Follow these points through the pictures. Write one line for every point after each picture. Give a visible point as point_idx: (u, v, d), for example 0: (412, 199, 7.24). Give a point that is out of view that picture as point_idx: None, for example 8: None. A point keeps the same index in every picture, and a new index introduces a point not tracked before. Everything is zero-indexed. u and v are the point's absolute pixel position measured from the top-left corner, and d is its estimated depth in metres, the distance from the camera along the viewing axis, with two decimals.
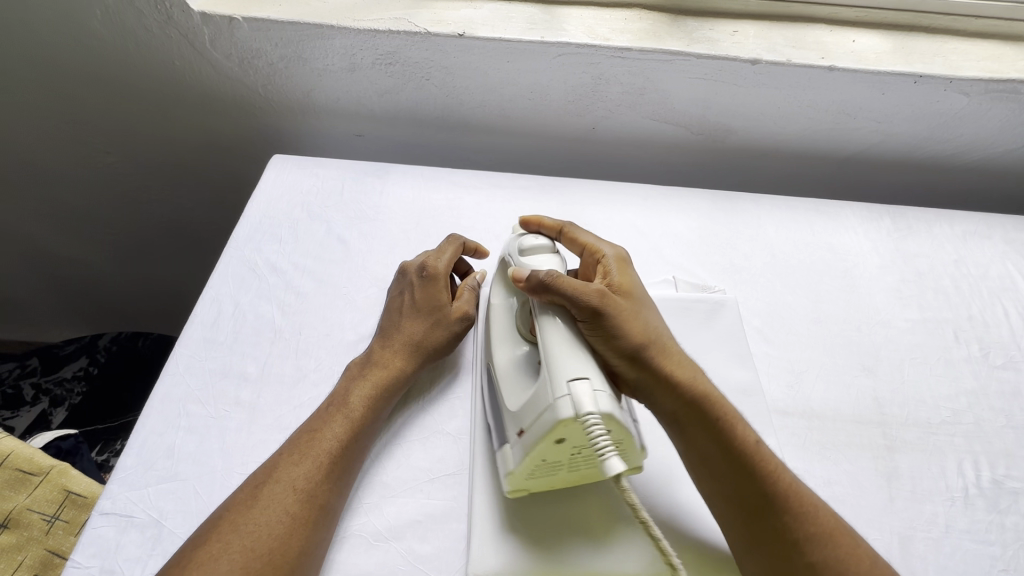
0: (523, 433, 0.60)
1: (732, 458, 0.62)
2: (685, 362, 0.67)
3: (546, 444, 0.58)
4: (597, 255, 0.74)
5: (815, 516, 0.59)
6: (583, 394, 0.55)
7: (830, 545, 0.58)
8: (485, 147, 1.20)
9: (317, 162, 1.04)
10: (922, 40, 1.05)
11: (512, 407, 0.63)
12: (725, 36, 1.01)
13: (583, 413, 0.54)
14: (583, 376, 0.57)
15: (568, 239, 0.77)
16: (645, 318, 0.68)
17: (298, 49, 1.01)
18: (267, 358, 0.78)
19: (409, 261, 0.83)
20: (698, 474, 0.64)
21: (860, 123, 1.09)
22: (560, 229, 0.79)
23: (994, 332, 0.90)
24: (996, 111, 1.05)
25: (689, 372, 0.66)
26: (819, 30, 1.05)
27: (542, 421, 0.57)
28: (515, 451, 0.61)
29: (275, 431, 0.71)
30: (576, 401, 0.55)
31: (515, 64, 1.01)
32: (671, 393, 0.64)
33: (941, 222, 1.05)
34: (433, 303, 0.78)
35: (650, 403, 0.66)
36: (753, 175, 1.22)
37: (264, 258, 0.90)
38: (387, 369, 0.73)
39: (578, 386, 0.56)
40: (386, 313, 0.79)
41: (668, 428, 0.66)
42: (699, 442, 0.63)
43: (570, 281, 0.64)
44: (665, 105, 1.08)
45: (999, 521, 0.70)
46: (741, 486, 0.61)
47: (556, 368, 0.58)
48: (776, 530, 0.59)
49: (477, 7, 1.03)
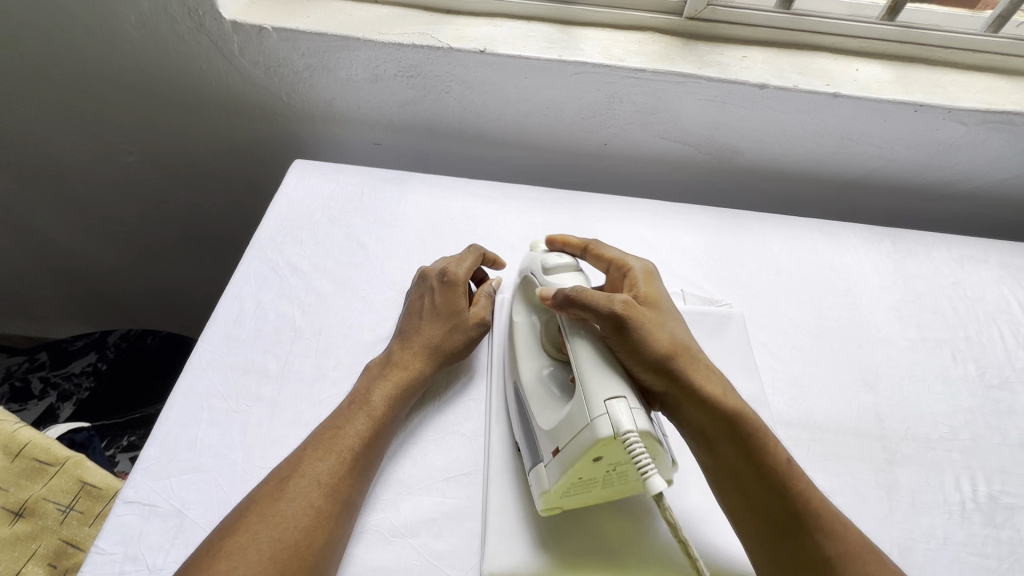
0: (558, 452, 0.62)
1: (761, 474, 0.64)
2: (712, 376, 0.69)
3: (583, 463, 0.59)
4: (625, 269, 0.79)
5: (844, 535, 0.61)
6: (620, 413, 0.57)
7: (857, 562, 0.59)
8: (501, 159, 1.24)
9: (336, 171, 1.07)
10: (922, 72, 1.10)
11: (546, 427, 0.65)
12: (734, 61, 1.06)
13: (623, 432, 0.56)
14: (620, 396, 0.59)
15: (595, 254, 0.83)
16: (675, 332, 0.70)
17: (325, 60, 1.05)
18: (286, 357, 0.80)
19: (427, 267, 0.86)
20: (724, 486, 0.66)
21: (862, 148, 1.13)
22: (585, 246, 0.83)
23: (987, 353, 0.93)
24: (992, 141, 1.10)
25: (718, 386, 0.68)
26: (825, 59, 1.10)
27: (580, 440, 0.59)
28: (551, 471, 0.63)
29: (294, 426, 0.73)
30: (614, 419, 0.57)
31: (533, 81, 1.05)
32: (700, 409, 0.67)
33: (939, 246, 1.09)
34: (449, 309, 0.81)
35: (678, 417, 0.69)
36: (760, 194, 1.26)
37: (286, 261, 0.92)
38: (409, 370, 0.75)
39: (615, 405, 0.58)
40: (407, 316, 0.81)
41: (693, 440, 0.68)
42: (725, 457, 0.66)
43: (597, 295, 0.67)
44: (675, 124, 1.12)
45: (996, 535, 0.73)
46: (765, 500, 0.63)
47: (592, 389, 0.60)
48: (803, 545, 0.61)
49: (498, 26, 1.07)
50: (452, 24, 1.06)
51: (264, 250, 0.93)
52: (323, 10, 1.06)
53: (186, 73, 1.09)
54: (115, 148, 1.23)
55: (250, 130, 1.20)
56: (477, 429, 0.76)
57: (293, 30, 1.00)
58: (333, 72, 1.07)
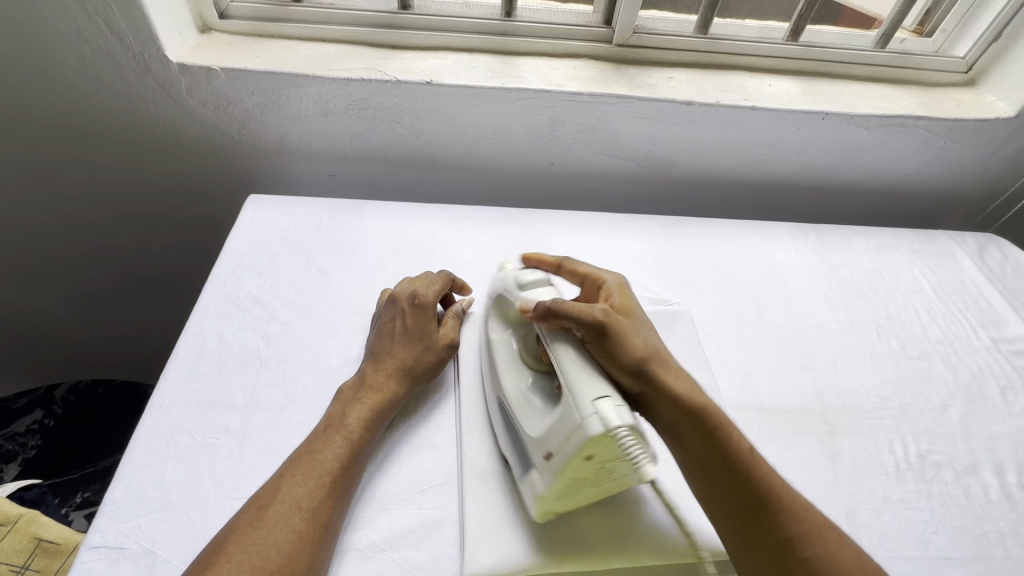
0: (550, 456, 0.64)
1: (729, 464, 0.68)
2: (681, 376, 0.74)
3: (575, 462, 0.61)
4: (600, 283, 0.83)
5: (803, 515, 0.66)
6: (608, 410, 0.60)
7: (817, 542, 0.64)
8: (453, 184, 1.28)
9: (293, 203, 1.09)
10: (826, 84, 1.23)
11: (535, 434, 0.67)
12: (661, 82, 1.16)
13: (613, 428, 0.59)
14: (605, 394, 0.62)
15: (568, 271, 0.85)
16: (648, 338, 0.75)
17: (275, 97, 1.08)
18: (253, 387, 0.80)
19: (396, 290, 0.89)
20: (696, 480, 0.70)
21: (782, 155, 1.25)
22: (558, 263, 0.87)
23: (906, 329, 1.04)
24: (890, 142, 1.24)
25: (685, 383, 0.73)
26: (741, 76, 1.21)
27: (572, 442, 0.61)
28: (545, 475, 0.65)
29: (265, 454, 0.73)
30: (604, 418, 0.59)
31: (479, 107, 1.12)
32: (671, 406, 0.71)
33: (857, 237, 1.20)
34: (422, 331, 0.84)
35: (651, 415, 0.73)
36: (697, 202, 1.36)
37: (247, 293, 0.92)
38: (381, 392, 0.77)
39: (602, 403, 0.60)
40: (377, 339, 0.83)
41: (668, 437, 0.72)
42: (696, 451, 0.70)
43: (580, 306, 0.71)
44: (614, 141, 1.20)
45: (928, 489, 0.80)
46: (736, 491, 0.67)
47: (577, 390, 0.63)
48: (769, 529, 0.65)
49: (442, 59, 1.13)
50: (398, 58, 1.12)
51: (223, 284, 0.93)
52: (272, 49, 1.09)
53: (132, 117, 1.09)
54: (57, 196, 1.20)
55: (201, 170, 1.20)
56: (449, 439, 0.79)
57: (243, 69, 1.03)
58: (283, 107, 1.10)
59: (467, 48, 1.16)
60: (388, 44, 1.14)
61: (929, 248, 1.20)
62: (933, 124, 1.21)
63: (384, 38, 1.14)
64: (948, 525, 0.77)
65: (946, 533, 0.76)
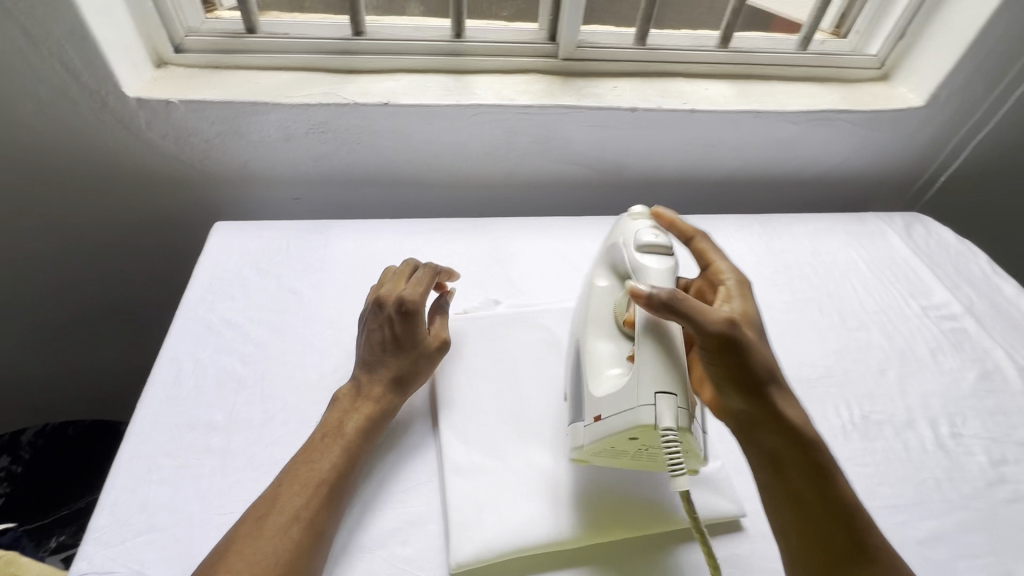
0: (600, 419, 0.70)
1: (828, 500, 0.68)
2: (797, 406, 0.73)
3: (621, 438, 0.68)
4: (721, 280, 0.82)
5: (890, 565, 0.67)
6: (665, 411, 0.64)
7: None
8: (417, 199, 1.33)
9: (260, 227, 1.11)
10: (757, 86, 1.33)
11: (595, 394, 0.72)
12: (606, 91, 1.23)
13: (663, 427, 0.64)
14: (670, 392, 0.65)
15: (699, 250, 0.87)
16: (771, 359, 0.73)
17: (235, 125, 1.11)
18: (232, 406, 0.82)
19: (386, 291, 0.87)
20: (784, 510, 0.69)
21: (724, 152, 1.35)
22: (691, 236, 0.88)
23: (846, 304, 1.13)
24: (819, 135, 1.35)
25: (801, 415, 0.72)
26: (680, 82, 1.30)
27: (624, 420, 0.67)
28: (588, 432, 0.72)
29: (249, 470, 0.75)
30: (660, 414, 0.64)
31: (437, 125, 1.17)
32: (777, 436, 0.71)
33: (797, 223, 1.30)
34: (414, 338, 0.84)
35: (752, 438, 0.72)
36: (651, 202, 1.44)
37: (220, 317, 0.94)
38: (376, 403, 0.79)
39: (663, 400, 0.64)
40: (368, 346, 0.83)
41: (763, 464, 0.71)
42: (796, 483, 0.69)
43: (707, 310, 0.68)
44: (568, 149, 1.27)
45: (872, 446, 0.88)
46: (830, 529, 0.67)
47: (646, 377, 0.66)
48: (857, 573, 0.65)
49: (398, 80, 1.18)
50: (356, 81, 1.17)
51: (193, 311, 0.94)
52: (232, 81, 1.12)
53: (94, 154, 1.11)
54: (12, 235, 1.19)
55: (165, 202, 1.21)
56: (428, 440, 0.82)
57: (205, 101, 1.06)
58: (247, 135, 1.13)
59: (422, 69, 1.21)
60: (345, 69, 1.19)
61: (861, 228, 1.31)
62: (855, 116, 1.33)
63: (341, 64, 1.18)
64: (891, 476, 0.84)
65: (889, 484, 0.83)
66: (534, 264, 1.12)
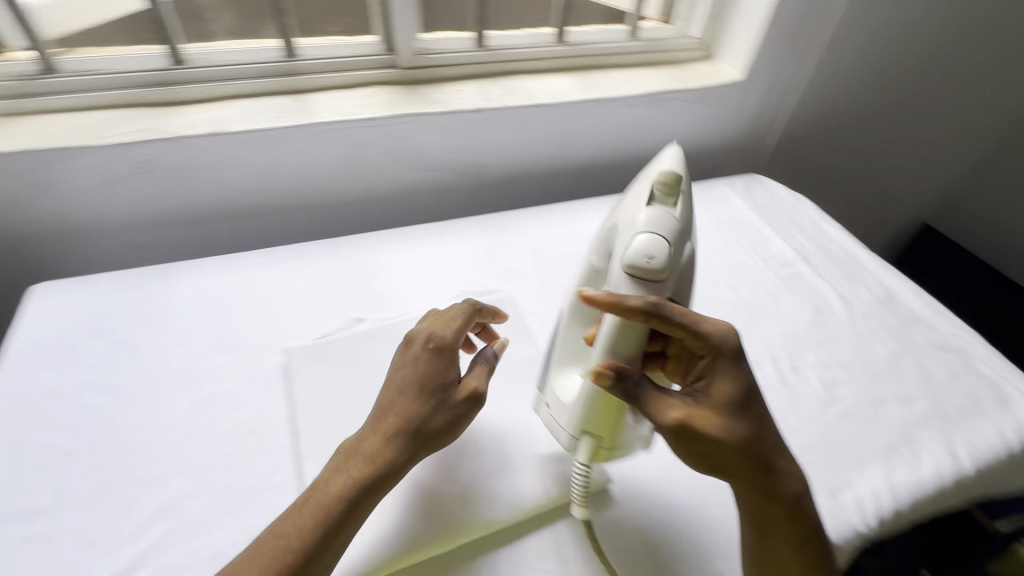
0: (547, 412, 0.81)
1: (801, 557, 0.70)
2: (790, 471, 0.71)
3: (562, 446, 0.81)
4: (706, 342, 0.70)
5: None
6: (583, 449, 0.76)
7: None
8: (278, 228, 1.27)
9: (88, 284, 1.01)
10: (597, 76, 1.41)
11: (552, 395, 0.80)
12: (451, 95, 1.25)
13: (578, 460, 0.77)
14: (589, 434, 0.75)
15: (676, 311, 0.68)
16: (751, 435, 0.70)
17: (38, 175, 1.00)
18: (55, 484, 0.74)
19: (415, 331, 0.77)
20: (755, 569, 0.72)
21: (577, 142, 1.40)
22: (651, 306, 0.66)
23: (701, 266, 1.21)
24: (660, 116, 1.44)
25: (790, 479, 0.71)
26: (524, 79, 1.35)
27: (563, 438, 0.79)
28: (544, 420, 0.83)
29: (77, 550, 0.68)
30: (578, 447, 0.77)
31: (276, 148, 1.12)
32: (767, 502, 0.70)
33: None
34: (432, 384, 0.71)
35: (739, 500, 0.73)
36: (521, 197, 1.47)
37: (39, 387, 0.84)
38: (373, 464, 0.67)
39: (582, 438, 0.76)
40: (393, 398, 0.71)
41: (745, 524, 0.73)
42: (773, 545, 0.71)
43: (660, 403, 0.68)
44: (423, 156, 1.27)
45: None
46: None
47: (577, 417, 0.75)
48: None
49: (225, 107, 1.12)
50: (180, 113, 1.09)
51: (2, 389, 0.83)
52: (32, 125, 1.02)
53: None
54: None
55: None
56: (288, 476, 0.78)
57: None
58: (61, 185, 1.03)
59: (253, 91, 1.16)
60: (168, 102, 1.11)
61: (710, 197, 1.41)
62: (687, 96, 1.43)
63: (164, 97, 1.11)
64: None
65: None
66: (399, 275, 1.11)
